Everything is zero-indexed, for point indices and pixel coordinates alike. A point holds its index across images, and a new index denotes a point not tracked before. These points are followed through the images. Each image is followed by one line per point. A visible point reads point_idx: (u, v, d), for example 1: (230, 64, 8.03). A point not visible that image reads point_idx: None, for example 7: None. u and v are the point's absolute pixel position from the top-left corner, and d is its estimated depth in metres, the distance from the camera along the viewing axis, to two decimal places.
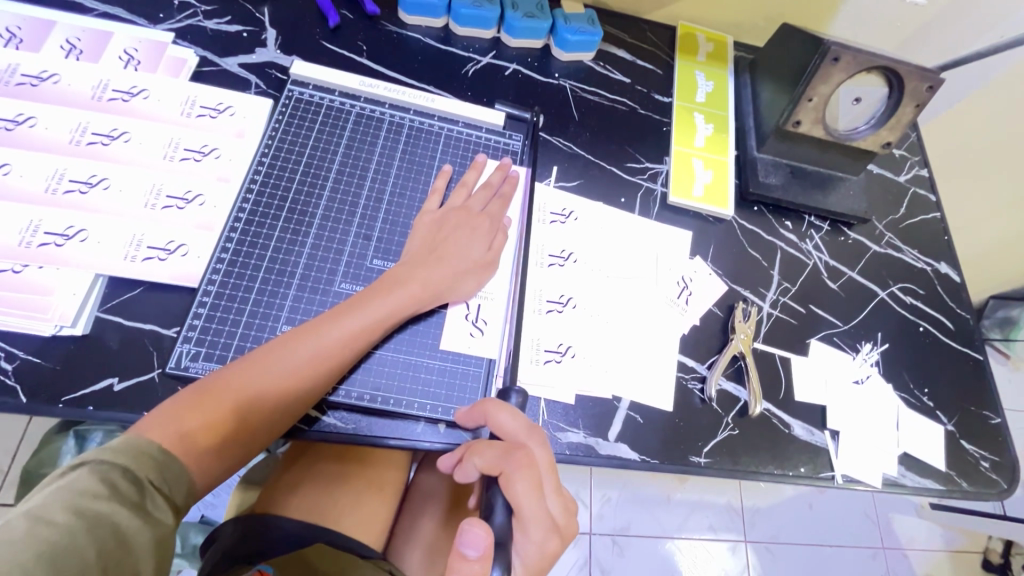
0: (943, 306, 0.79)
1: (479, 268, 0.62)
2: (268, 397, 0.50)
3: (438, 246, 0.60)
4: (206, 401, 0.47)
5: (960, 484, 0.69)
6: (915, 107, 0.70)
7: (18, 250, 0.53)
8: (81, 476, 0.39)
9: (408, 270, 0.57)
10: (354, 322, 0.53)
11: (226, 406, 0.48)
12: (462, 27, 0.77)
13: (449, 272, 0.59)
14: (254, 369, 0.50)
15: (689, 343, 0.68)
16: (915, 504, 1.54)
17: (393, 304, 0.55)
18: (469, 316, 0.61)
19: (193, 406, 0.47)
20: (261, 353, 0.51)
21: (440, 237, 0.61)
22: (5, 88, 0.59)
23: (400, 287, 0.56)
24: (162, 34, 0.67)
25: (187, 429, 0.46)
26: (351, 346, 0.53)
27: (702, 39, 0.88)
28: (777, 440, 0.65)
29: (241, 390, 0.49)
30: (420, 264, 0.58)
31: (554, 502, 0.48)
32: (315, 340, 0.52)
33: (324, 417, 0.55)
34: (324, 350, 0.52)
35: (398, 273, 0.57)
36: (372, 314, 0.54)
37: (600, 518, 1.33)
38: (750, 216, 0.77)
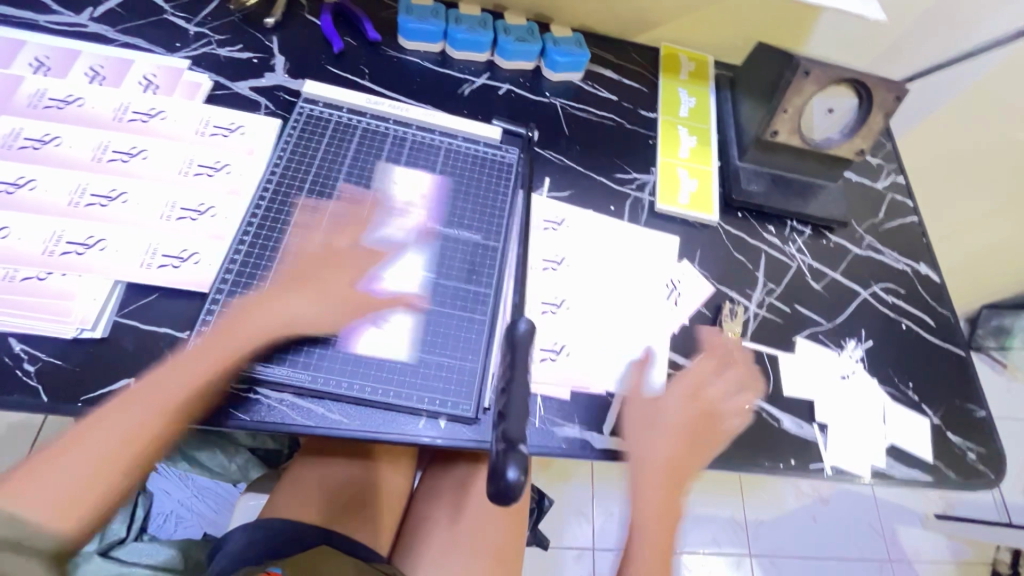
0: (925, 305, 0.82)
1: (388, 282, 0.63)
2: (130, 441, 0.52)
3: (320, 268, 0.62)
4: (28, 472, 0.49)
5: (948, 475, 0.71)
6: (884, 116, 0.75)
7: (42, 258, 0.56)
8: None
9: (296, 291, 0.60)
10: (233, 341, 0.57)
11: (97, 458, 0.50)
12: (457, 52, 0.82)
13: (272, 297, 0.59)
14: (122, 416, 0.52)
15: (679, 342, 0.70)
16: (920, 515, 1.53)
17: (275, 328, 0.58)
18: (419, 310, 0.63)
19: (22, 480, 0.49)
20: (148, 388, 0.53)
21: (338, 258, 0.64)
22: (32, 111, 0.63)
23: (264, 311, 0.58)
24: (179, 61, 0.72)
25: (40, 497, 0.48)
26: (145, 400, 0.53)
27: (684, 59, 0.93)
28: (767, 435, 0.67)
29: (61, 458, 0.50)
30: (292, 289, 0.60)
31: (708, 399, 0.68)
32: (173, 375, 0.54)
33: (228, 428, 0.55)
34: (152, 400, 0.53)
35: (288, 291, 0.60)
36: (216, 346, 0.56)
37: (603, 533, 1.33)
38: (735, 221, 0.81)
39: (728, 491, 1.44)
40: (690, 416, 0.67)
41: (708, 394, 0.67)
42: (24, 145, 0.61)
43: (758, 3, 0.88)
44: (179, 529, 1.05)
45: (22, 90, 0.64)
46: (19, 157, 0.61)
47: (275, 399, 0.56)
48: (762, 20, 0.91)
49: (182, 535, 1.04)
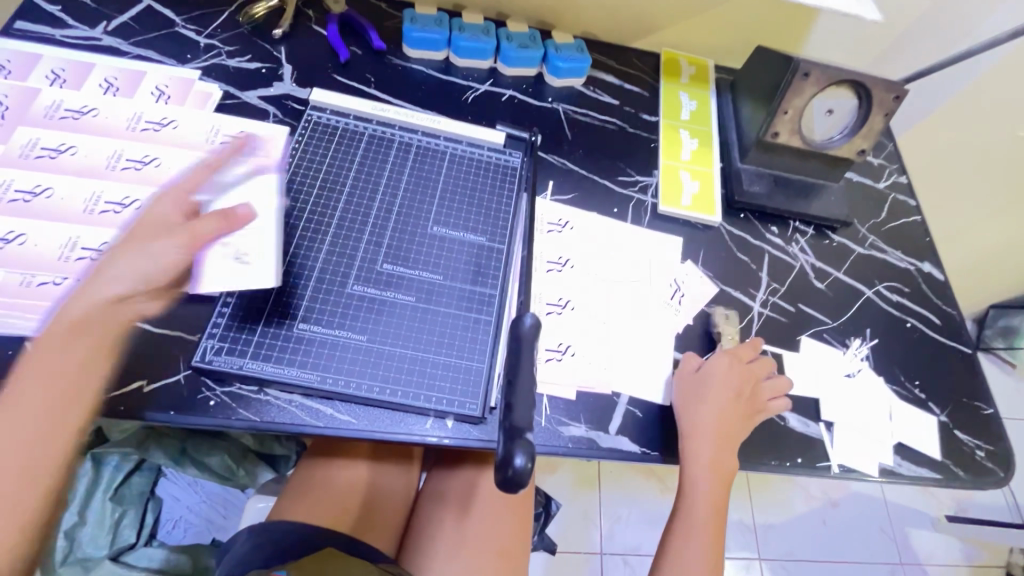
0: (930, 303, 0.82)
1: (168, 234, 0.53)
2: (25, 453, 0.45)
3: (168, 224, 0.54)
4: None
5: (956, 473, 0.70)
6: (884, 116, 0.76)
7: (58, 264, 0.58)
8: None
9: (116, 254, 0.52)
10: (75, 342, 0.48)
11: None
12: (461, 59, 0.84)
13: (149, 254, 0.52)
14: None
15: (683, 341, 0.71)
16: (931, 518, 1.52)
17: (112, 291, 0.50)
18: (229, 249, 0.60)
19: None
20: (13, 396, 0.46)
21: (158, 220, 0.54)
22: (49, 121, 0.65)
23: (123, 273, 0.51)
24: (190, 72, 0.74)
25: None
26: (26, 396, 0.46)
27: (685, 63, 0.94)
28: (773, 433, 0.68)
29: None
30: (160, 235, 0.53)
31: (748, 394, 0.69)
32: (39, 376, 0.47)
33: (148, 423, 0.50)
34: (47, 393, 0.47)
35: (111, 258, 0.52)
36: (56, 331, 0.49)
37: (611, 538, 1.32)
38: (738, 222, 0.82)
39: (736, 495, 1.43)
40: (740, 385, 0.66)
41: (752, 365, 0.68)
42: (41, 154, 0.63)
43: (757, 7, 0.89)
44: (188, 534, 1.06)
45: (38, 101, 0.66)
46: (36, 166, 0.62)
47: (285, 401, 0.58)
48: (761, 25, 0.92)
49: (190, 539, 1.05)
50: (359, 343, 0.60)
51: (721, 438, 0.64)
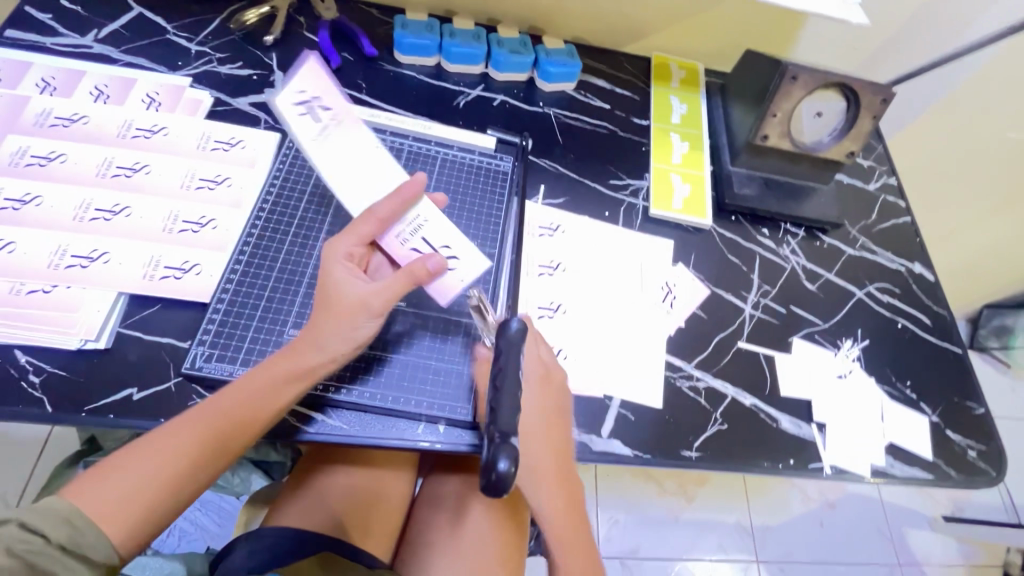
0: (920, 303, 0.82)
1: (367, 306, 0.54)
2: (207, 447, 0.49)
3: (366, 294, 0.54)
4: (90, 490, 0.44)
5: (948, 473, 0.70)
6: (872, 118, 0.76)
7: (47, 272, 0.58)
8: (9, 530, 0.41)
9: (326, 317, 0.53)
10: (290, 369, 0.52)
11: (167, 463, 0.47)
12: (452, 65, 0.84)
13: (351, 332, 0.54)
14: (201, 416, 0.49)
15: (675, 344, 0.71)
16: (928, 518, 1.52)
17: (316, 362, 0.53)
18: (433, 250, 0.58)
19: (105, 507, 0.44)
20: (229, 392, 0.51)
21: (352, 302, 0.54)
22: (39, 129, 0.65)
23: (321, 344, 0.53)
24: (181, 79, 0.74)
25: (108, 495, 0.44)
26: (267, 402, 0.52)
27: (675, 67, 0.95)
28: (765, 435, 0.68)
29: (122, 477, 0.45)
30: (364, 314, 0.54)
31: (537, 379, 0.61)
32: (226, 400, 0.50)
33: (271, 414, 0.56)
34: (222, 412, 0.50)
35: (326, 315, 0.54)
36: (294, 372, 0.52)
37: (608, 541, 1.32)
38: (729, 225, 0.82)
39: (733, 496, 1.43)
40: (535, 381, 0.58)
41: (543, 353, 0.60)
42: (31, 162, 0.63)
43: (745, 11, 0.90)
44: (182, 543, 1.06)
45: (29, 110, 0.66)
46: (26, 174, 0.62)
47: None
48: (749, 29, 0.93)
49: (185, 548, 1.05)
50: None
51: (545, 474, 0.56)
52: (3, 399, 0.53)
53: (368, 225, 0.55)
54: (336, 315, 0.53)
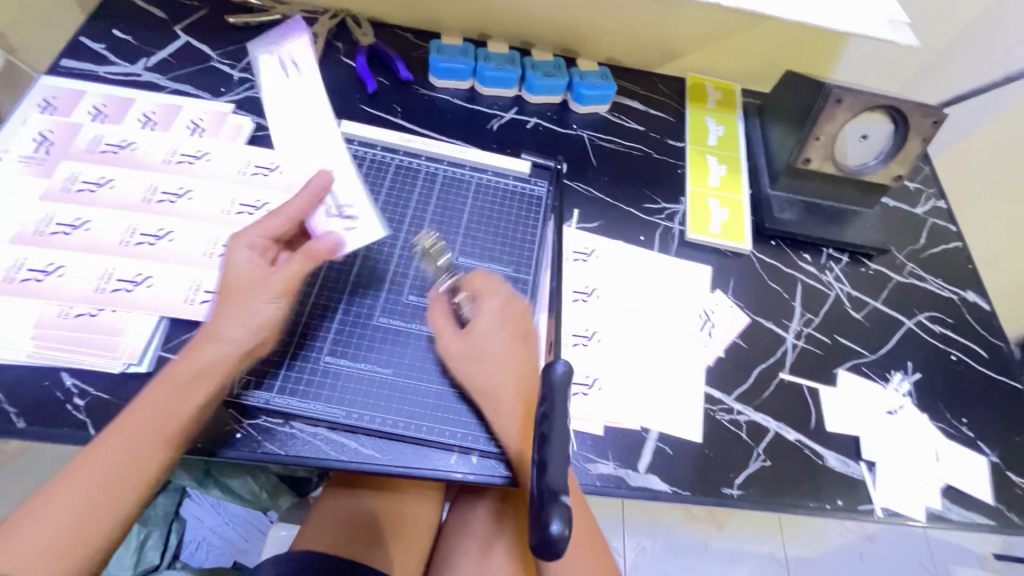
0: (975, 335, 0.78)
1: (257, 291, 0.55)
2: (122, 476, 0.47)
3: (253, 281, 0.56)
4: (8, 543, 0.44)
5: (1011, 519, 0.66)
6: (921, 141, 0.73)
7: (94, 296, 0.59)
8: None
9: (225, 306, 0.55)
10: (184, 371, 0.52)
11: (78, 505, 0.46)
12: (486, 88, 0.84)
13: (246, 316, 0.54)
14: (105, 448, 0.48)
15: (715, 374, 0.69)
16: (977, 556, 1.43)
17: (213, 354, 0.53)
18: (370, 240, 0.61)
19: (41, 555, 0.44)
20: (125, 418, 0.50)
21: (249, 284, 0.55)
22: (90, 156, 0.68)
23: (215, 334, 0.53)
24: (224, 105, 0.76)
25: (26, 550, 0.44)
26: (165, 413, 0.50)
27: (711, 88, 0.93)
28: (811, 473, 0.64)
29: (38, 531, 0.44)
30: (260, 295, 0.55)
31: (489, 308, 0.61)
32: (132, 421, 0.49)
33: (307, 442, 0.57)
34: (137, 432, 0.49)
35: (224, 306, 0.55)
36: (189, 371, 0.52)
37: (635, 568, 1.28)
38: (769, 250, 0.80)
39: (766, 526, 1.37)
40: (503, 330, 0.60)
41: (488, 296, 0.62)
42: (81, 188, 0.65)
43: (784, 32, 0.88)
44: (211, 556, 1.07)
45: (80, 137, 0.69)
46: (77, 199, 0.64)
47: (310, 433, 0.57)
48: (788, 49, 0.91)
49: (213, 562, 1.06)
50: (384, 377, 0.60)
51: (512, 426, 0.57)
52: (51, 422, 0.54)
53: (277, 222, 0.59)
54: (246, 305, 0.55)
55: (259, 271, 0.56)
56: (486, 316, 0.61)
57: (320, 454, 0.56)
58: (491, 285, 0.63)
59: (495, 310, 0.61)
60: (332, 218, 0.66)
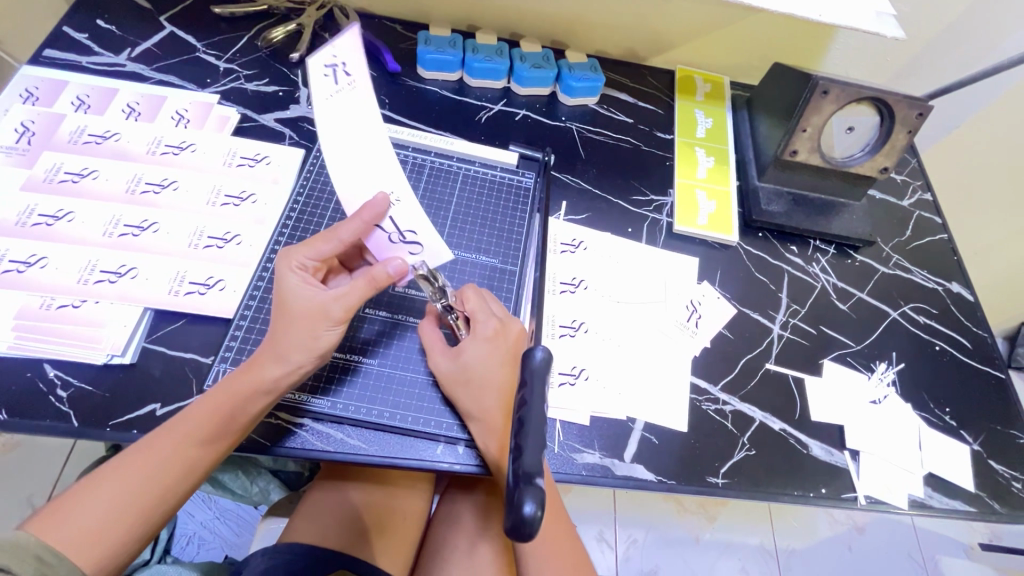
0: (959, 325, 0.79)
1: (313, 317, 0.53)
2: (170, 476, 0.48)
3: (310, 308, 0.53)
4: (59, 517, 0.45)
5: (991, 506, 0.67)
6: (907, 133, 0.74)
7: (77, 287, 0.59)
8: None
9: (279, 333, 0.53)
10: (248, 380, 0.52)
11: (130, 497, 0.47)
12: (474, 79, 0.84)
13: (309, 343, 0.53)
14: (157, 446, 0.49)
15: (701, 365, 0.69)
16: (964, 546, 1.45)
17: (273, 375, 0.52)
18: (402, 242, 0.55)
19: (88, 538, 0.45)
20: (178, 420, 0.50)
21: (308, 310, 0.53)
22: (73, 146, 0.67)
23: (276, 355, 0.52)
24: (209, 96, 0.76)
25: (73, 530, 0.44)
26: (223, 419, 0.51)
27: (699, 81, 0.94)
28: (795, 462, 0.65)
29: (84, 513, 0.45)
30: (320, 321, 0.53)
31: (482, 330, 0.59)
32: (191, 418, 0.50)
33: (292, 432, 0.56)
34: (196, 429, 0.50)
35: (279, 329, 0.53)
36: (249, 385, 0.52)
37: (626, 560, 1.29)
38: (756, 242, 0.80)
39: (756, 518, 1.38)
40: (495, 352, 0.58)
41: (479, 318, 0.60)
42: (64, 178, 0.65)
43: (772, 25, 0.88)
44: (201, 550, 1.06)
45: (63, 128, 0.68)
46: (59, 190, 0.64)
47: (294, 423, 0.57)
48: (776, 42, 0.91)
49: (204, 556, 1.05)
50: (370, 368, 0.60)
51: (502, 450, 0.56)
52: (33, 413, 0.53)
53: (330, 244, 0.54)
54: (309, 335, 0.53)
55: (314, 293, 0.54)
56: (477, 341, 0.58)
57: (304, 445, 0.56)
58: (483, 304, 0.61)
59: (488, 334, 0.59)
60: (395, 245, 0.55)
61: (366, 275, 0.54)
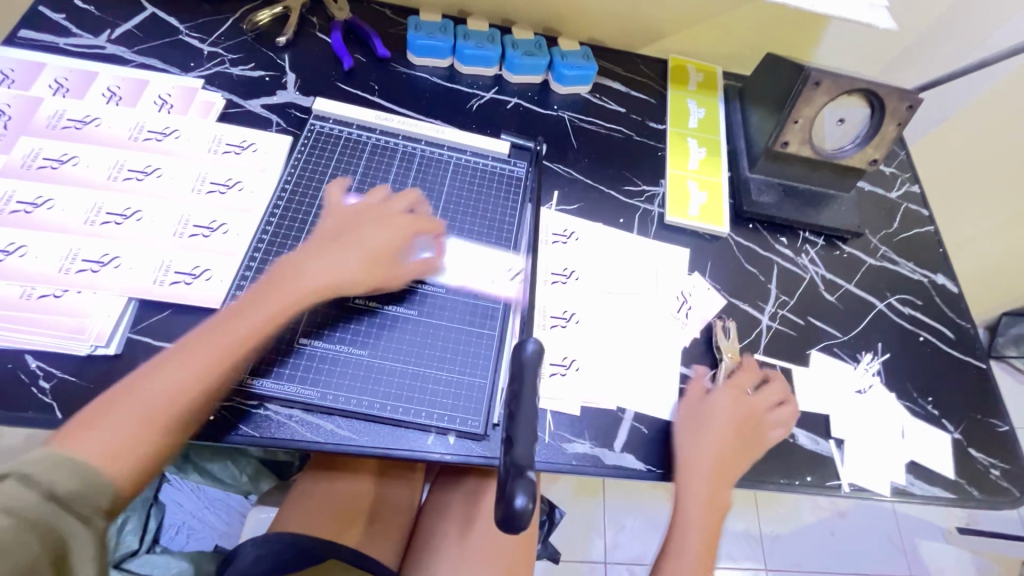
0: (943, 317, 0.80)
1: (377, 224, 0.64)
2: (189, 387, 0.51)
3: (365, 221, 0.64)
4: (99, 420, 0.48)
5: (971, 493, 0.69)
6: (897, 125, 0.74)
7: (58, 276, 0.57)
8: (10, 484, 0.40)
9: (334, 246, 0.61)
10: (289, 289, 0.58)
11: (141, 407, 0.49)
12: (466, 66, 0.83)
13: (360, 245, 0.61)
14: (183, 358, 0.52)
15: (690, 355, 0.69)
16: (942, 531, 1.49)
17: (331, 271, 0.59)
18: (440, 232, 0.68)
19: (122, 441, 0.47)
20: (199, 335, 0.54)
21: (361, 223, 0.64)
22: (52, 132, 0.65)
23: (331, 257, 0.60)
24: (193, 81, 0.74)
25: (101, 440, 0.47)
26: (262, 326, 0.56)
27: (692, 70, 0.93)
28: (782, 450, 0.66)
29: (116, 418, 0.48)
30: (376, 224, 0.64)
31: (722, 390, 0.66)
32: (228, 329, 0.54)
33: (284, 422, 0.56)
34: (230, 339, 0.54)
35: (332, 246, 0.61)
36: (298, 284, 0.58)
37: (615, 546, 1.31)
38: (746, 233, 0.80)
39: (742, 504, 1.41)
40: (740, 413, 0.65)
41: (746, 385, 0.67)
42: (42, 165, 0.63)
43: (765, 14, 0.88)
44: (191, 542, 1.05)
45: (41, 112, 0.66)
46: (38, 177, 0.62)
47: (286, 415, 0.57)
48: (768, 32, 0.91)
49: (193, 545, 1.05)
50: (360, 359, 0.59)
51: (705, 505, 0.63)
52: (14, 405, 0.52)
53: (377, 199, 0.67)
54: (360, 242, 0.62)
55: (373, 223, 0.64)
56: (724, 397, 0.66)
57: (294, 436, 0.56)
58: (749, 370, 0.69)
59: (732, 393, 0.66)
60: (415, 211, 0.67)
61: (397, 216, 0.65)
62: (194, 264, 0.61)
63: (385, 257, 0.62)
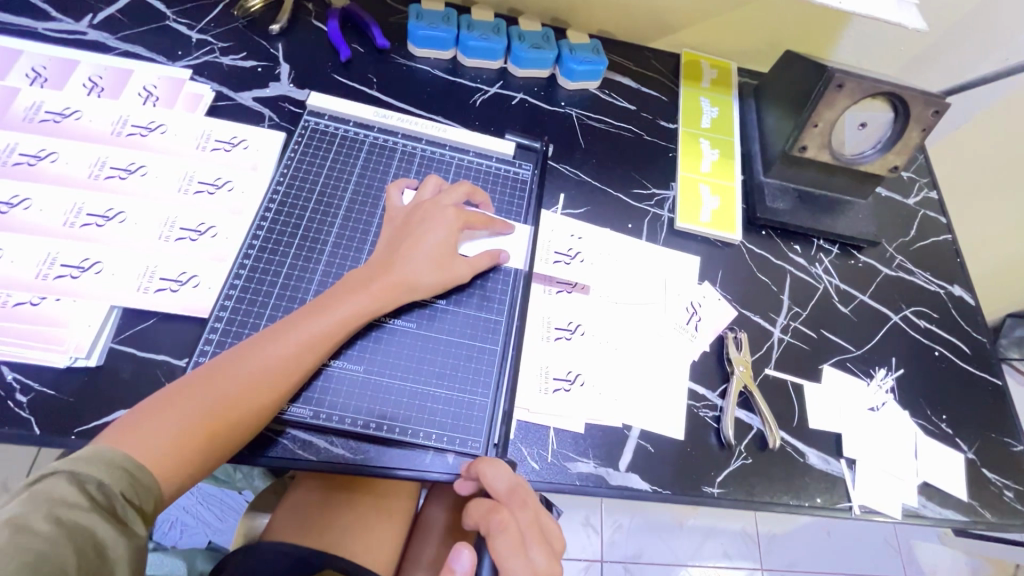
0: (959, 330, 0.78)
1: (448, 224, 0.61)
2: (255, 390, 0.49)
3: (432, 217, 0.61)
4: (160, 414, 0.46)
5: (983, 515, 0.67)
6: (921, 132, 0.71)
7: (34, 282, 0.54)
8: (58, 481, 0.40)
9: (405, 246, 0.59)
10: (368, 293, 0.55)
11: (201, 409, 0.47)
12: (469, 59, 0.79)
13: (427, 247, 0.59)
14: (252, 357, 0.50)
15: (699, 370, 0.67)
16: (938, 532, 1.49)
17: (407, 275, 0.57)
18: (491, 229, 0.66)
19: (178, 442, 0.45)
20: (269, 335, 0.51)
21: (424, 216, 0.61)
22: (29, 125, 0.61)
23: (408, 259, 0.58)
24: (180, 71, 0.70)
25: (155, 440, 0.44)
26: (337, 331, 0.53)
27: (706, 66, 0.89)
28: (792, 470, 0.64)
29: (177, 416, 0.46)
30: (443, 221, 0.61)
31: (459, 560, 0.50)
32: (301, 331, 0.52)
33: (276, 439, 0.53)
34: (301, 344, 0.51)
35: (402, 246, 0.59)
36: (380, 286, 0.56)
37: (611, 545, 1.30)
38: (759, 240, 0.77)
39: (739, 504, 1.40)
40: None
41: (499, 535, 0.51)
42: (19, 161, 0.59)
43: (785, 8, 0.83)
44: (184, 535, 1.05)
45: (18, 103, 0.62)
46: (14, 174, 0.58)
47: (277, 432, 0.54)
48: (787, 27, 0.87)
49: (186, 544, 1.04)
50: (356, 374, 0.57)
51: None
52: None
53: (429, 192, 0.64)
54: (418, 240, 0.59)
55: (440, 219, 0.61)
56: None
57: (285, 454, 0.53)
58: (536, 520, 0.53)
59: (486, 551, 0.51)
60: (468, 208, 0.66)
61: (462, 212, 0.62)
62: (181, 270, 0.58)
63: (449, 256, 0.60)
